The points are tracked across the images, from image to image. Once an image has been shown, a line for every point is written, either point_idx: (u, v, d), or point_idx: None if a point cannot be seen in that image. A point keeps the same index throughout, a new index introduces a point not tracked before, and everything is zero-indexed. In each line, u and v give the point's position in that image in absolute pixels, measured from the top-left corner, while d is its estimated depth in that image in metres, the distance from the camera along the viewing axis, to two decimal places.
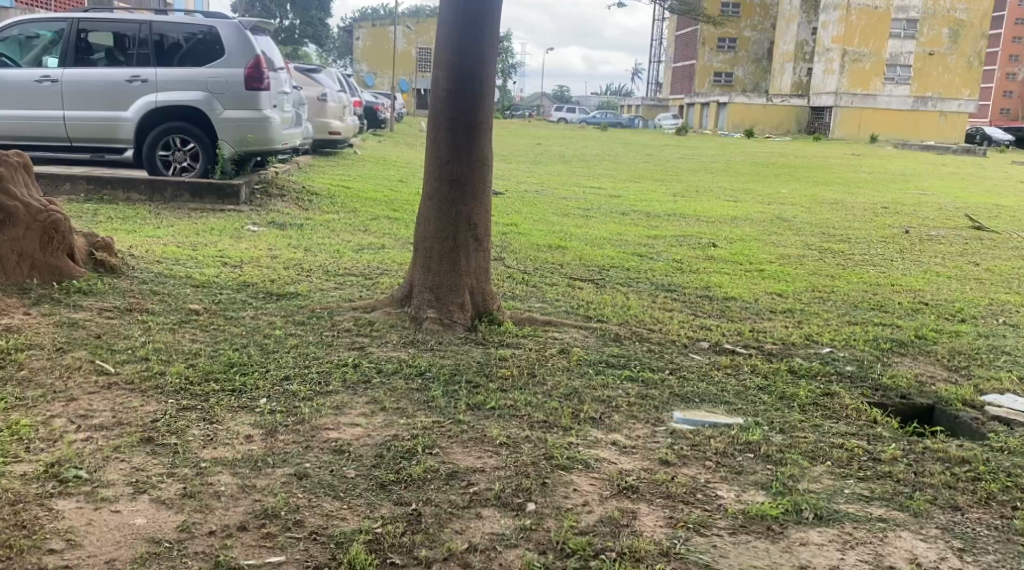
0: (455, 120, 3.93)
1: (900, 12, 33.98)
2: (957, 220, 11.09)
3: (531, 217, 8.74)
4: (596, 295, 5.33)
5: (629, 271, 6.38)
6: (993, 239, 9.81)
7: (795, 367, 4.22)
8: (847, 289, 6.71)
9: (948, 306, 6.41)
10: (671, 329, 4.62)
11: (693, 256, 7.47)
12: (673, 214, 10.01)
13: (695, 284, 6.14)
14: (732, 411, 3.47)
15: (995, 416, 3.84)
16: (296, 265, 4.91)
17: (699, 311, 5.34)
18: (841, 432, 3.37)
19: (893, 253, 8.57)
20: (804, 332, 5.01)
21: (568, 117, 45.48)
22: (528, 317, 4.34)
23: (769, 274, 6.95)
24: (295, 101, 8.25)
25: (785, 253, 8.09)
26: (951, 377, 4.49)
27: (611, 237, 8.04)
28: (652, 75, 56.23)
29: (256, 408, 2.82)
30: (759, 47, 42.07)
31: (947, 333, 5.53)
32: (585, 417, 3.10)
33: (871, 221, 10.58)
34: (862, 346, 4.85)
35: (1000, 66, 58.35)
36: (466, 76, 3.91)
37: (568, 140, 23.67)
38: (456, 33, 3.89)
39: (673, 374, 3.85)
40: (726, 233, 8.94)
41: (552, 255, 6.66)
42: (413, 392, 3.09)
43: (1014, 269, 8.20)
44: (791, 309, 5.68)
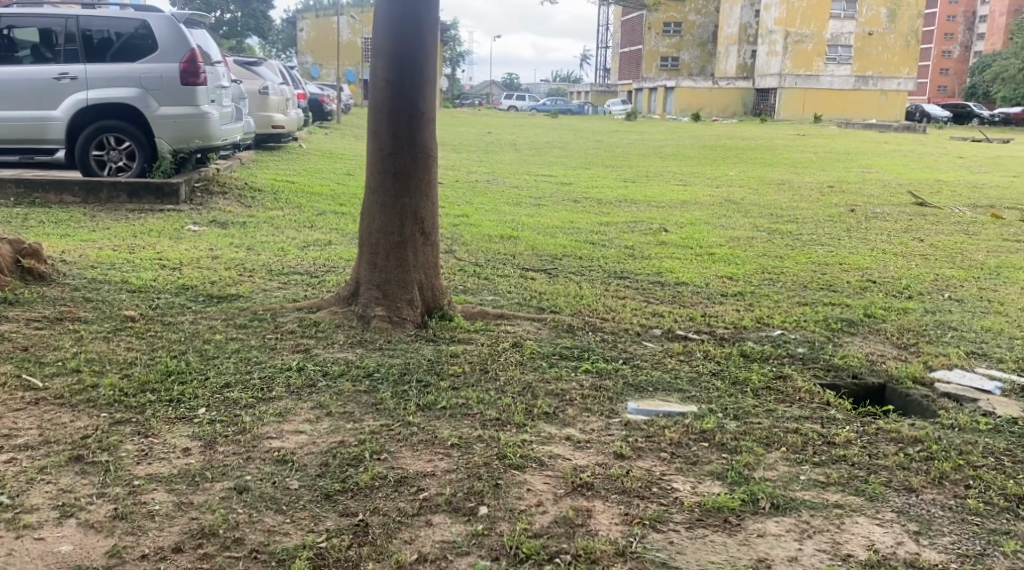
0: (396, 111, 3.83)
1: None
2: (901, 196, 11.25)
3: (481, 207, 8.66)
4: (548, 285, 5.26)
5: (581, 260, 6.34)
6: (935, 215, 9.98)
7: (747, 352, 4.20)
8: (797, 269, 6.75)
9: (896, 284, 6.48)
10: (623, 318, 4.57)
11: (645, 242, 7.46)
12: (624, 200, 10.00)
13: (646, 270, 6.11)
14: (687, 399, 3.43)
15: (945, 393, 3.88)
16: (238, 266, 4.76)
17: (651, 297, 5.31)
18: (795, 416, 3.36)
19: (840, 232, 8.65)
20: (755, 315, 5.00)
21: (518, 105, 45.37)
22: (481, 311, 4.26)
23: (720, 258, 6.96)
24: (235, 95, 8.06)
25: (734, 235, 8.13)
26: (900, 355, 4.52)
27: (563, 225, 7.99)
28: (600, 62, 56.34)
29: (195, 418, 2.71)
30: (704, 30, 42.36)
31: (895, 311, 5.57)
32: (539, 412, 3.03)
33: (818, 200, 10.69)
34: (813, 327, 4.87)
35: (936, 44, 59.55)
36: (405, 65, 3.81)
37: (519, 128, 23.58)
38: (393, 21, 3.78)
39: (626, 363, 3.80)
40: (677, 217, 8.96)
41: (504, 246, 6.60)
42: (361, 395, 3.00)
43: (957, 243, 8.34)
44: (742, 291, 5.67)
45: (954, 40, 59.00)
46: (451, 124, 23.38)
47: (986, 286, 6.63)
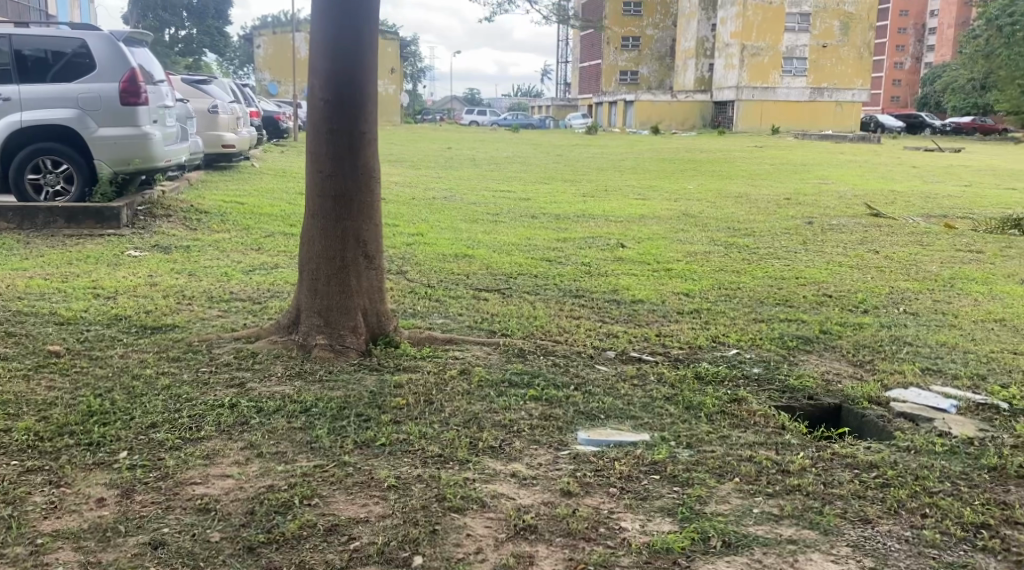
0: (336, 131, 3.70)
1: (793, 8, 34.89)
2: (856, 208, 11.31)
3: (437, 225, 8.53)
4: (501, 306, 5.13)
5: (537, 278, 6.23)
6: (890, 225, 10.04)
7: (702, 374, 4.11)
8: (753, 284, 6.71)
9: (851, 297, 6.46)
10: (576, 340, 4.46)
11: (602, 259, 7.37)
12: (582, 215, 9.93)
13: (602, 288, 6.02)
14: (639, 427, 3.33)
15: (900, 412, 3.82)
16: (177, 293, 4.59)
17: (606, 317, 5.21)
18: (748, 442, 3.27)
19: (796, 245, 8.65)
20: (710, 334, 4.92)
21: (479, 120, 45.32)
22: (429, 336, 4.13)
23: (676, 274, 6.89)
24: (181, 115, 7.86)
25: (692, 250, 8.08)
26: (856, 373, 4.47)
27: (520, 242, 7.88)
28: (560, 76, 56.58)
29: (113, 464, 2.56)
30: (661, 45, 42.72)
31: (851, 326, 5.53)
32: (484, 446, 2.91)
33: (775, 213, 10.71)
34: (768, 345, 4.79)
35: (887, 56, 60.70)
36: (343, 83, 3.68)
37: (479, 143, 23.50)
38: (330, 38, 3.65)
39: (578, 390, 3.68)
40: (634, 232, 8.89)
41: (458, 265, 6.46)
42: (296, 432, 2.85)
43: (911, 255, 8.37)
44: (698, 309, 5.60)
45: (904, 52, 60.22)
46: (411, 139, 23.23)
47: (940, 299, 6.64)
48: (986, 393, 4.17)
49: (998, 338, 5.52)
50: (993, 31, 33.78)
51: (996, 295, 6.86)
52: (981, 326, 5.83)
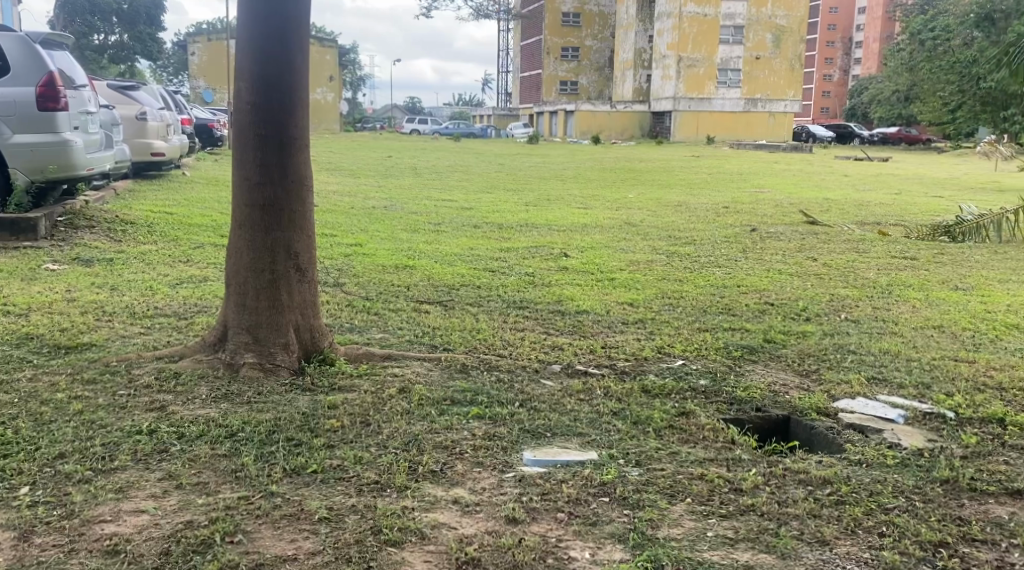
0: (264, 137, 3.51)
1: (727, 20, 35.42)
2: (792, 216, 11.41)
3: (376, 235, 8.32)
4: (442, 319, 4.96)
5: (479, 289, 6.07)
6: (827, 233, 10.14)
7: (649, 387, 3.99)
8: (696, 293, 6.65)
9: (793, 305, 6.44)
10: (521, 354, 4.31)
11: (546, 268, 7.25)
12: (525, 224, 9.81)
13: (546, 299, 5.89)
14: (588, 444, 3.19)
15: (849, 424, 3.76)
16: (96, 309, 4.32)
17: (550, 328, 5.08)
18: (699, 458, 3.15)
19: (737, 253, 8.65)
20: (656, 345, 4.82)
21: (419, 129, 45.06)
22: (367, 352, 3.94)
23: (620, 283, 6.80)
24: (104, 122, 7.53)
25: (634, 259, 8.00)
26: (802, 383, 4.39)
27: (461, 252, 7.72)
28: (500, 85, 56.62)
29: (13, 503, 2.36)
30: (600, 55, 43.03)
31: (795, 335, 5.49)
32: (424, 470, 2.74)
33: (713, 221, 10.73)
34: (714, 356, 4.71)
35: (818, 68, 62.17)
36: (272, 86, 3.49)
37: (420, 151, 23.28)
38: (256, 40, 3.47)
39: (523, 407, 3.53)
40: (577, 242, 8.80)
41: (397, 276, 6.27)
42: (221, 460, 2.66)
43: (849, 262, 8.43)
44: (643, 319, 5.51)
45: (834, 64, 61.73)
46: (350, 148, 22.91)
47: (879, 306, 6.67)
48: (932, 402, 4.14)
49: (938, 345, 5.54)
50: (917, 43, 34.77)
51: (933, 301, 6.92)
52: (921, 333, 5.86)
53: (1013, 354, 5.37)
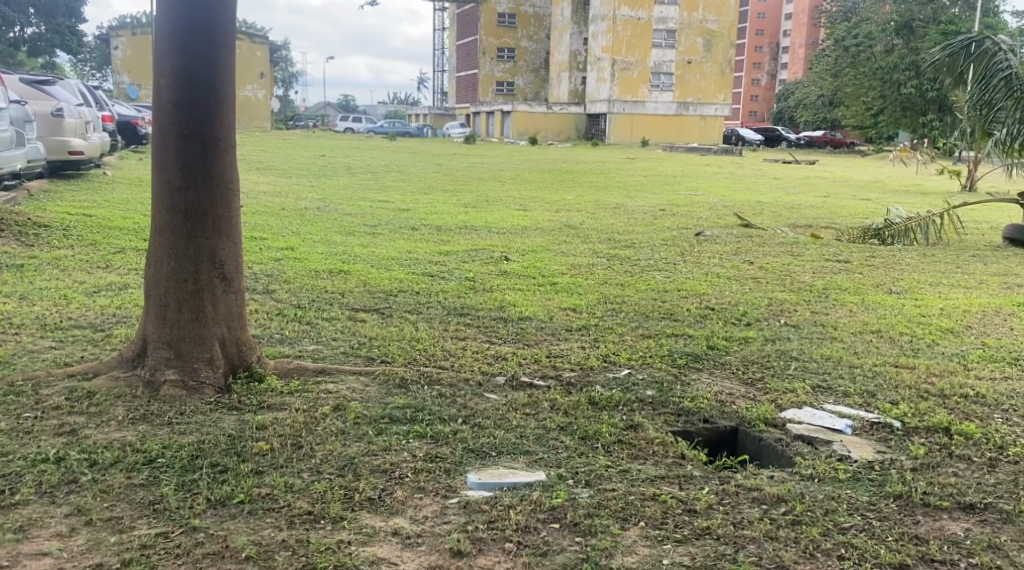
0: (188, 137, 3.29)
1: (660, 24, 35.72)
2: (727, 219, 11.47)
3: (309, 238, 8.05)
4: (380, 328, 4.76)
5: (418, 295, 5.88)
6: (762, 236, 10.18)
7: (596, 399, 3.86)
8: (637, 297, 6.56)
9: (734, 310, 6.40)
10: (463, 365, 4.14)
11: (487, 273, 7.09)
12: (462, 227, 9.63)
13: (488, 305, 5.73)
14: (534, 463, 3.05)
15: (798, 435, 3.68)
16: (3, 320, 4.03)
17: (492, 337, 4.92)
18: (650, 476, 3.03)
19: (675, 257, 8.61)
20: (601, 353, 4.70)
21: (353, 127, 44.49)
22: (300, 366, 3.74)
23: (562, 288, 6.68)
24: (15, 118, 7.13)
25: (575, 263, 7.89)
26: (749, 392, 4.30)
27: (399, 255, 7.52)
28: (436, 85, 56.25)
29: None
30: (536, 56, 43.03)
31: (737, 341, 5.42)
32: (361, 498, 2.61)
33: (652, 224, 10.71)
34: (659, 364, 4.60)
35: (748, 72, 63.29)
36: (196, 83, 3.28)
37: (355, 150, 22.88)
38: (179, 33, 3.26)
39: (467, 424, 3.36)
40: (517, 245, 8.65)
41: (331, 282, 6.03)
42: (137, 491, 2.53)
43: (785, 265, 8.47)
44: (587, 325, 5.38)
45: (762, 69, 62.92)
46: (283, 146, 22.40)
47: (818, 310, 6.67)
48: (878, 411, 4.09)
49: (877, 350, 5.53)
50: (843, 50, 35.60)
51: (869, 305, 6.96)
52: (860, 337, 5.86)
53: (950, 359, 5.39)
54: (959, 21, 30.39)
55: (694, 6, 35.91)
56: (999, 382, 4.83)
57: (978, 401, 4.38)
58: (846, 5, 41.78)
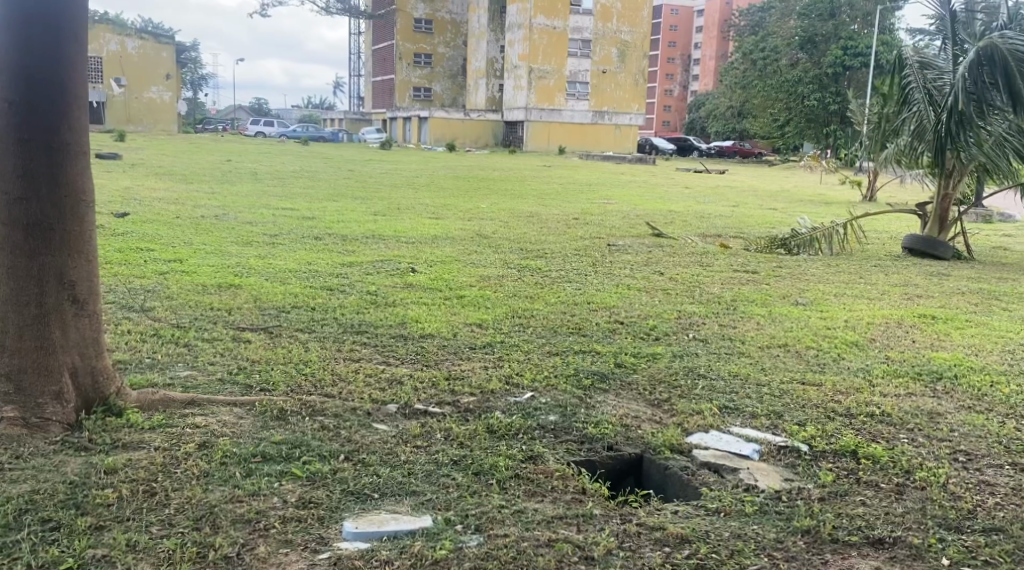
0: (27, 141, 2.95)
1: (575, 33, 35.88)
2: (639, 228, 11.41)
3: (202, 248, 7.60)
4: (267, 350, 4.42)
5: (314, 311, 5.53)
6: (672, 246, 10.11)
7: (494, 427, 3.61)
8: (547, 311, 6.35)
9: (643, 324, 6.24)
10: (352, 391, 3.84)
11: (390, 286, 6.78)
12: (370, 236, 9.30)
13: (389, 321, 5.43)
14: (418, 507, 2.82)
15: (704, 463, 3.51)
16: None
17: (389, 357, 4.61)
18: (546, 517, 2.84)
19: (586, 268, 8.44)
20: (503, 374, 4.44)
21: (264, 131, 43.47)
22: (166, 398, 3.43)
23: (469, 302, 6.41)
24: None
25: (484, 274, 7.65)
26: (656, 416, 4.10)
27: (298, 267, 7.14)
28: (351, 90, 55.38)
29: None
30: (452, 63, 42.72)
31: (645, 358, 5.24)
32: (215, 557, 2.45)
33: (564, 233, 10.55)
34: (564, 385, 4.37)
35: (660, 83, 64.21)
36: (38, 81, 2.95)
37: (264, 155, 22.16)
38: (16, 26, 2.92)
39: (349, 462, 3.10)
40: (425, 255, 8.36)
41: (219, 298, 5.62)
42: None
43: (694, 276, 8.39)
44: (492, 343, 5.13)
45: (674, 80, 63.97)
46: (189, 150, 21.54)
47: (726, 323, 6.58)
48: (786, 434, 3.94)
49: (786, 366, 5.42)
50: (751, 62, 36.40)
51: (775, 317, 6.91)
52: (768, 352, 5.76)
53: (856, 374, 5.33)
54: (859, 37, 31.38)
55: (608, 16, 36.21)
56: (903, 399, 4.76)
57: (884, 420, 4.28)
58: (754, 19, 42.74)
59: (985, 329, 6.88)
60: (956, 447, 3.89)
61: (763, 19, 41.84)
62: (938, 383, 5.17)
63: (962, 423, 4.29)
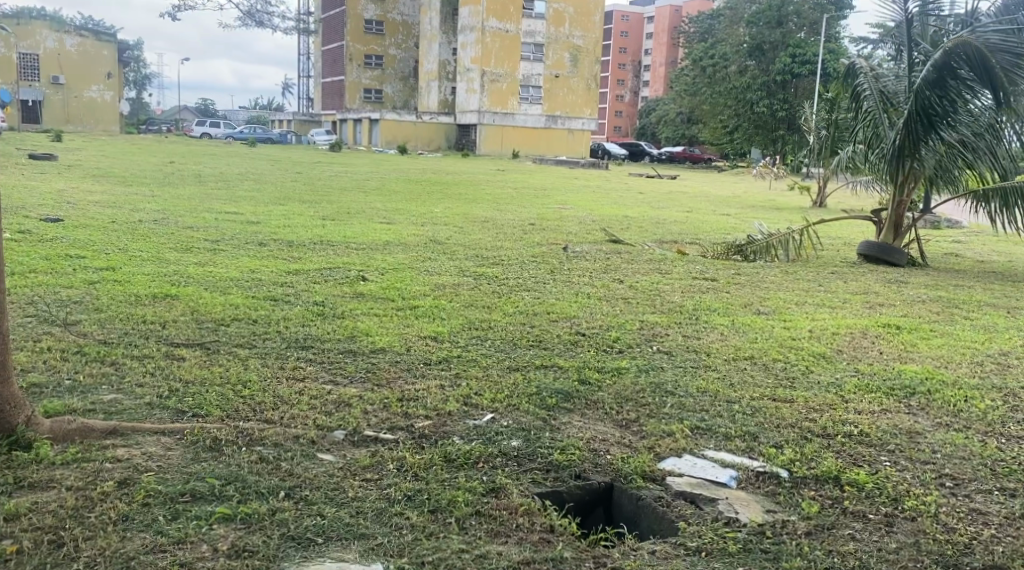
0: None
1: (527, 37, 35.70)
2: (596, 233, 11.19)
3: (137, 255, 7.17)
4: (202, 369, 4.05)
5: (257, 324, 5.16)
6: (630, 253, 9.89)
7: (451, 456, 3.30)
8: (505, 322, 6.06)
9: (606, 336, 5.98)
10: (294, 417, 3.50)
11: (339, 295, 6.44)
12: (319, 242, 8.93)
13: (337, 334, 5.09)
14: (368, 553, 2.54)
15: (679, 492, 3.25)
16: None
17: (335, 375, 4.27)
18: (511, 563, 2.59)
19: (544, 275, 8.18)
20: (461, 394, 4.12)
21: (211, 132, 42.57)
22: (85, 426, 3.07)
23: (422, 313, 6.08)
24: None
25: (439, 282, 7.35)
26: (625, 438, 3.83)
27: (240, 276, 6.76)
28: (302, 91, 54.62)
29: None
30: (404, 65, 42.26)
31: (610, 373, 4.96)
32: None
33: (520, 239, 10.28)
34: (526, 406, 4.06)
35: (613, 88, 64.41)
36: None
37: (211, 157, 21.56)
38: None
39: (289, 499, 2.79)
40: (376, 262, 8.02)
41: (152, 310, 5.23)
42: None
43: (654, 284, 8.18)
44: (448, 357, 4.82)
45: (626, 85, 64.25)
46: (132, 151, 20.87)
47: (689, 333, 6.36)
48: (764, 458, 3.69)
49: (754, 380, 5.19)
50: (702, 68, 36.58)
51: (739, 328, 6.69)
52: (733, 366, 5.52)
53: (827, 389, 5.10)
54: (807, 45, 31.64)
55: (561, 21, 36.14)
56: (878, 416, 4.53)
57: (863, 440, 4.05)
58: (705, 26, 42.99)
59: (950, 339, 6.74)
60: (941, 471, 3.68)
61: (713, 26, 42.15)
62: (911, 399, 4.96)
63: (942, 443, 4.07)
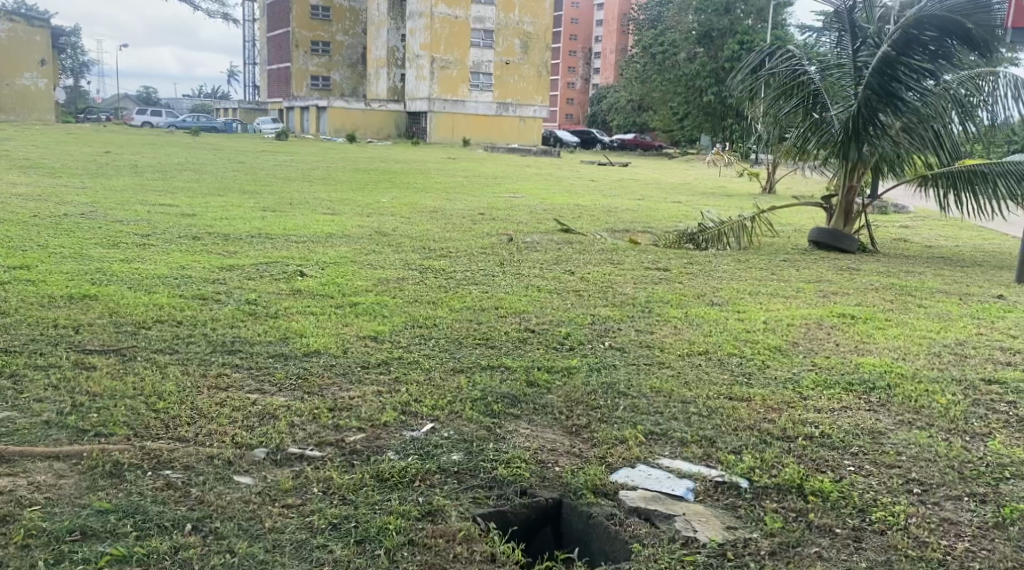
0: None
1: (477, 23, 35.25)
2: (546, 223, 10.92)
3: (57, 252, 6.73)
4: (113, 379, 3.69)
5: (181, 326, 4.80)
6: (581, 242, 9.65)
7: (384, 474, 3.00)
8: (451, 318, 5.77)
9: (556, 331, 5.72)
10: (211, 434, 3.17)
11: (274, 292, 6.08)
12: (256, 235, 8.52)
13: (268, 336, 4.74)
14: None
15: (633, 509, 2.99)
16: None
17: (264, 383, 3.93)
18: None
19: (492, 268, 7.88)
20: (400, 401, 3.81)
21: (153, 120, 41.45)
22: None
23: (362, 311, 5.75)
24: None
25: (381, 276, 7.01)
26: (575, 447, 3.55)
27: (168, 273, 6.35)
28: (249, 79, 53.55)
29: None
30: (352, 52, 41.56)
31: (560, 373, 4.69)
32: None
33: (469, 229, 9.98)
34: (469, 413, 3.77)
35: (564, 76, 64.21)
36: None
37: (150, 146, 20.86)
38: None
39: (196, 532, 2.49)
40: (317, 256, 7.65)
41: (66, 313, 4.83)
42: None
43: (606, 275, 7.94)
44: (388, 360, 4.50)
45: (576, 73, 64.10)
46: (67, 141, 20.12)
47: (642, 328, 6.11)
48: (722, 466, 3.45)
49: (710, 379, 4.95)
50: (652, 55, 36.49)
51: (693, 320, 6.47)
52: (688, 362, 5.28)
53: (784, 385, 4.89)
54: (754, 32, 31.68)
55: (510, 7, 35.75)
56: (838, 415, 4.32)
57: (825, 443, 3.83)
58: (654, 13, 42.88)
59: (906, 329, 6.60)
60: (907, 476, 3.47)
61: (662, 13, 42.13)
62: (871, 394, 4.77)
63: (906, 443, 3.86)
